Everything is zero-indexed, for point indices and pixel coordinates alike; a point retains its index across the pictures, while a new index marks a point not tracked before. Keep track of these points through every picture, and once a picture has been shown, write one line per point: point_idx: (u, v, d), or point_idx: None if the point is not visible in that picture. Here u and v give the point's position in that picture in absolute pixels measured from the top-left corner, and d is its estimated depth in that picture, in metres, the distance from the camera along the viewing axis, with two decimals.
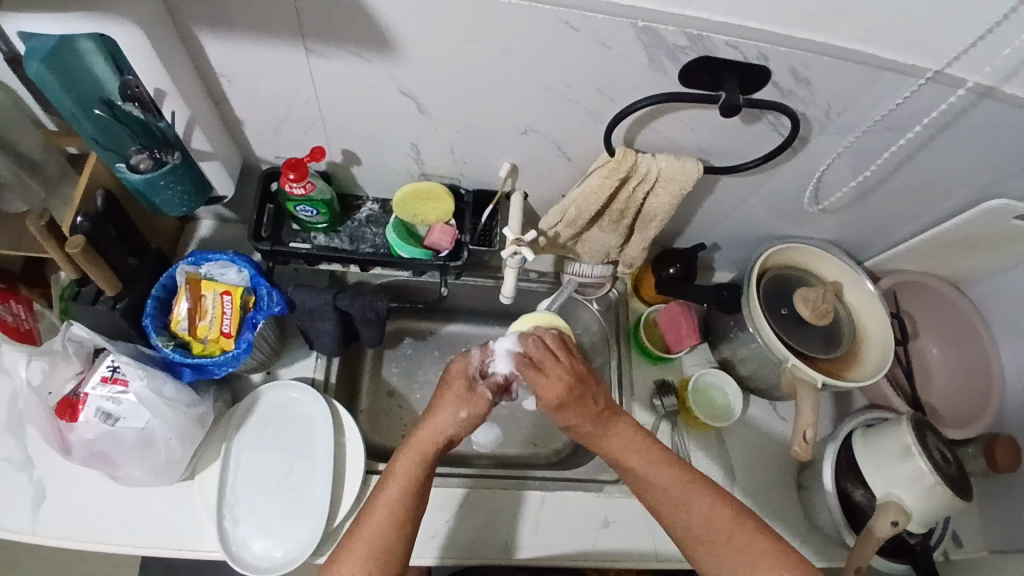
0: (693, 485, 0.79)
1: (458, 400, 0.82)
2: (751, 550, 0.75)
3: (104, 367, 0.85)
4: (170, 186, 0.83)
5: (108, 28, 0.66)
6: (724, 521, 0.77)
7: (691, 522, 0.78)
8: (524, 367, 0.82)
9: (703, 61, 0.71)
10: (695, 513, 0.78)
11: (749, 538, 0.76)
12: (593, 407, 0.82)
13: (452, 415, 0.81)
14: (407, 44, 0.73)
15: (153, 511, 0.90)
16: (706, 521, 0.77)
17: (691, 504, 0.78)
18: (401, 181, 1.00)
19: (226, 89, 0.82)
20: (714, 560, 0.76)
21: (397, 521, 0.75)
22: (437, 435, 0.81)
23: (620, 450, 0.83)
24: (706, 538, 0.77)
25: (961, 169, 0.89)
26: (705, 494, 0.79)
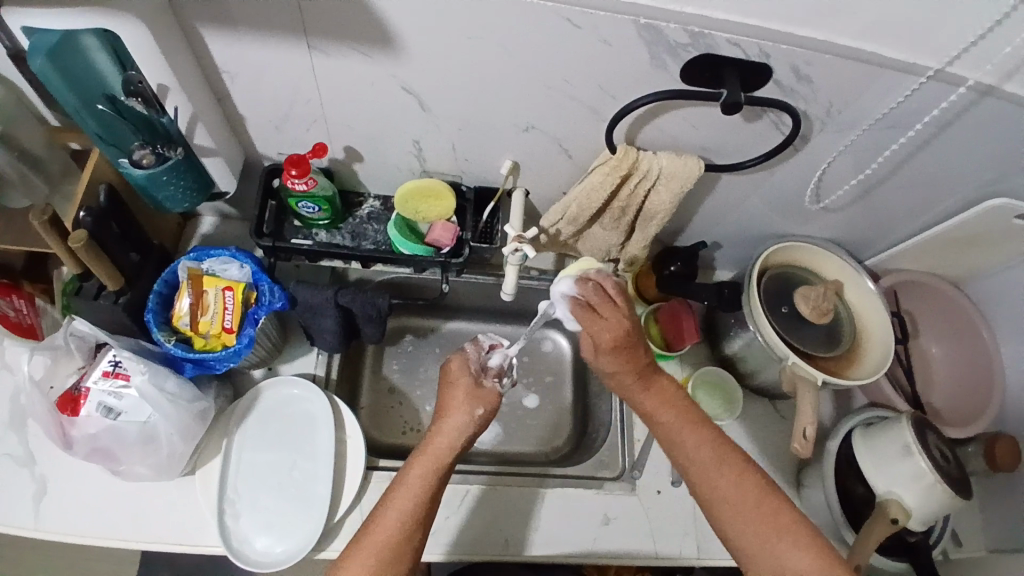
0: (726, 448, 0.80)
1: (469, 397, 0.83)
2: (783, 525, 0.75)
3: (105, 361, 0.85)
4: (173, 181, 0.84)
5: (112, 24, 0.66)
6: (757, 491, 0.77)
7: (723, 486, 0.78)
8: (579, 310, 0.81)
9: (705, 58, 0.72)
10: (726, 475, 0.78)
11: (777, 512, 0.75)
12: (641, 360, 0.83)
13: (468, 413, 0.81)
14: (409, 40, 0.73)
15: (155, 507, 0.91)
16: (737, 487, 0.77)
17: (723, 467, 0.78)
18: (402, 178, 1.01)
19: (228, 85, 0.82)
20: (743, 526, 0.76)
21: (420, 504, 0.76)
22: (455, 440, 0.80)
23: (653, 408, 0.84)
24: (738, 501, 0.76)
25: (961, 167, 0.89)
26: (737, 462, 0.79)
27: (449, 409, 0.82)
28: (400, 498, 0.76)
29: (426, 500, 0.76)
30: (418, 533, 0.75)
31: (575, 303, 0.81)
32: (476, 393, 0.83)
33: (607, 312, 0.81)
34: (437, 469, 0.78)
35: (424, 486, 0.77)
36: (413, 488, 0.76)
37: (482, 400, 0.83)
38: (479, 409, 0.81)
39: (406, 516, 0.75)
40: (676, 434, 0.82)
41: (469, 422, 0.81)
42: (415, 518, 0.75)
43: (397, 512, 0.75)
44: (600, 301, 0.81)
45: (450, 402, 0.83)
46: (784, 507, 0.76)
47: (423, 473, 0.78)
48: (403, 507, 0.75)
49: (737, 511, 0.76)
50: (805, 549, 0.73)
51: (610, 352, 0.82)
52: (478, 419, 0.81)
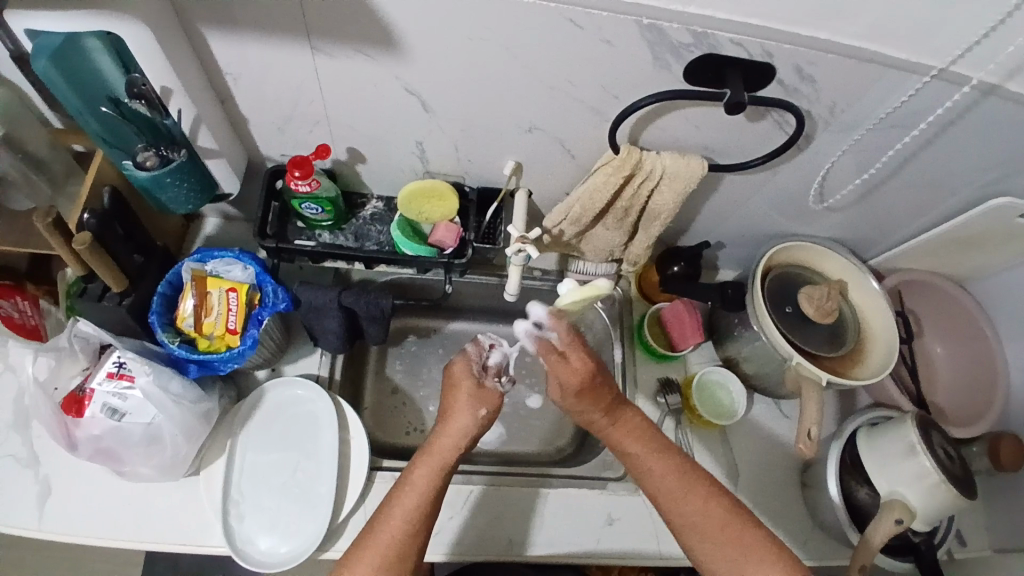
0: (688, 476, 0.81)
1: (472, 398, 0.83)
2: (750, 550, 0.76)
3: (110, 363, 0.86)
4: (176, 183, 0.84)
5: (116, 27, 0.66)
6: (723, 516, 0.78)
7: (687, 515, 0.78)
8: (546, 352, 0.83)
9: (708, 58, 0.71)
10: (690, 504, 0.79)
11: (745, 535, 0.77)
12: (606, 399, 0.84)
13: (472, 414, 0.82)
14: (412, 42, 0.73)
15: (159, 507, 0.91)
16: (701, 515, 0.78)
17: (690, 494, 0.79)
18: (406, 178, 1.01)
19: (231, 87, 0.82)
20: (710, 551, 0.77)
21: (426, 500, 0.77)
22: (460, 440, 0.81)
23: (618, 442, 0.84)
24: (704, 529, 0.78)
25: (966, 166, 0.89)
26: (705, 488, 0.80)
27: (453, 410, 0.83)
28: (407, 494, 0.77)
29: (432, 499, 0.78)
30: (424, 531, 0.77)
31: (545, 346, 0.83)
32: (479, 394, 0.83)
33: (572, 354, 0.82)
34: (441, 468, 0.79)
35: (429, 485, 0.78)
36: (420, 487, 0.77)
37: (485, 400, 0.83)
38: (482, 411, 0.82)
39: (411, 517, 0.76)
40: (642, 463, 0.82)
41: (474, 423, 0.81)
42: (421, 517, 0.76)
43: (401, 512, 0.76)
44: (566, 345, 0.83)
45: (453, 403, 0.83)
46: (751, 528, 0.77)
47: (427, 474, 0.78)
48: (409, 505, 0.76)
49: (705, 535, 0.77)
50: (773, 570, 0.74)
51: (576, 394, 0.83)
52: (481, 419, 0.82)
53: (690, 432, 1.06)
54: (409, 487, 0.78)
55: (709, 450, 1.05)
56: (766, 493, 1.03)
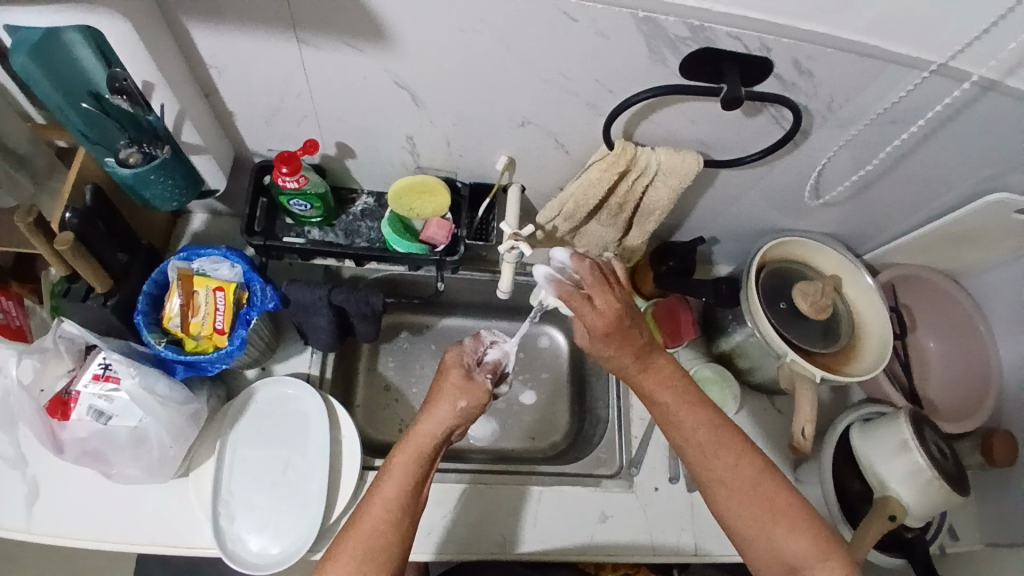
0: (720, 433, 0.79)
1: (457, 390, 0.80)
2: (778, 510, 0.76)
3: (96, 364, 0.84)
4: (161, 180, 0.81)
5: (94, 19, 0.64)
6: (752, 475, 0.77)
7: (717, 472, 0.78)
8: (567, 295, 0.78)
9: (704, 52, 0.70)
10: (722, 459, 0.78)
11: (775, 494, 0.76)
12: (637, 341, 0.80)
13: (451, 406, 0.78)
14: (402, 34, 0.71)
15: (147, 508, 0.90)
16: (731, 472, 0.77)
17: (719, 452, 0.78)
18: (396, 173, 0.99)
19: (216, 81, 0.80)
20: (739, 510, 0.77)
21: (406, 491, 0.75)
22: (437, 428, 0.78)
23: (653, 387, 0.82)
24: (734, 486, 0.77)
25: (963, 162, 0.88)
26: (736, 445, 0.78)
27: (437, 398, 0.80)
28: (387, 485, 0.75)
29: (410, 490, 0.75)
30: (406, 523, 0.75)
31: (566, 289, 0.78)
32: (463, 386, 0.80)
33: (597, 298, 0.78)
34: (421, 458, 0.77)
35: (408, 476, 0.75)
36: (398, 478, 0.75)
37: (470, 392, 0.80)
38: (462, 403, 0.79)
39: (390, 507, 0.74)
40: (675, 415, 0.81)
41: (453, 414, 0.78)
42: (400, 509, 0.75)
43: (381, 502, 0.74)
44: (596, 287, 0.79)
45: (438, 393, 0.80)
46: (785, 491, 0.77)
47: (405, 462, 0.76)
48: (388, 497, 0.74)
49: (734, 493, 0.77)
50: (799, 532, 0.75)
51: (605, 338, 0.79)
52: (462, 412, 0.79)
53: None
54: (388, 478, 0.75)
55: None
56: None
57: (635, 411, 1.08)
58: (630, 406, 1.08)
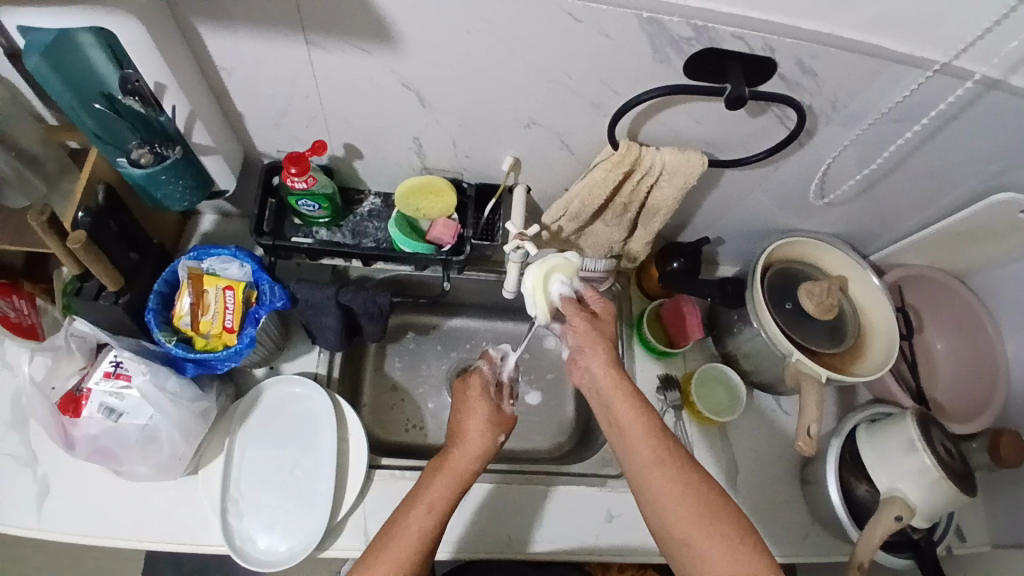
0: (664, 440, 0.76)
1: (490, 423, 0.84)
2: (722, 523, 0.72)
3: (107, 362, 0.86)
4: (171, 180, 0.82)
5: (106, 21, 0.65)
6: (692, 486, 0.73)
7: (659, 483, 0.74)
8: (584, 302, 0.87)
9: (708, 52, 0.71)
10: (665, 475, 0.74)
11: (720, 506, 0.72)
12: (608, 341, 0.83)
13: (487, 437, 0.83)
14: (408, 35, 0.72)
15: (156, 506, 0.90)
16: (674, 483, 0.74)
17: (662, 465, 0.75)
18: (403, 174, 1.00)
19: (226, 82, 0.81)
20: (680, 523, 0.72)
21: (436, 520, 0.76)
22: (473, 461, 0.81)
23: (604, 386, 0.80)
24: (674, 496, 0.73)
25: (968, 161, 0.88)
26: (679, 458, 0.75)
27: (467, 430, 0.84)
28: (420, 512, 0.76)
29: (444, 516, 0.77)
30: (431, 548, 0.76)
31: (571, 303, 0.85)
32: (496, 419, 0.85)
33: (596, 307, 0.86)
34: (457, 486, 0.79)
35: (444, 504, 0.77)
36: (432, 507, 0.77)
37: (501, 424, 0.85)
38: (502, 437, 0.84)
39: (425, 537, 0.75)
40: (620, 426, 0.79)
41: (490, 445, 0.83)
42: (431, 535, 0.75)
43: (416, 528, 0.75)
44: (599, 308, 0.86)
45: (468, 425, 0.84)
46: (730, 504, 0.73)
47: (444, 489, 0.78)
48: (423, 526, 0.75)
49: (676, 507, 0.73)
50: (753, 553, 0.70)
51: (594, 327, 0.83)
52: (498, 445, 0.84)
53: (690, 429, 1.06)
54: (422, 503, 0.77)
55: (708, 446, 1.05)
56: (765, 489, 1.03)
57: None
58: None
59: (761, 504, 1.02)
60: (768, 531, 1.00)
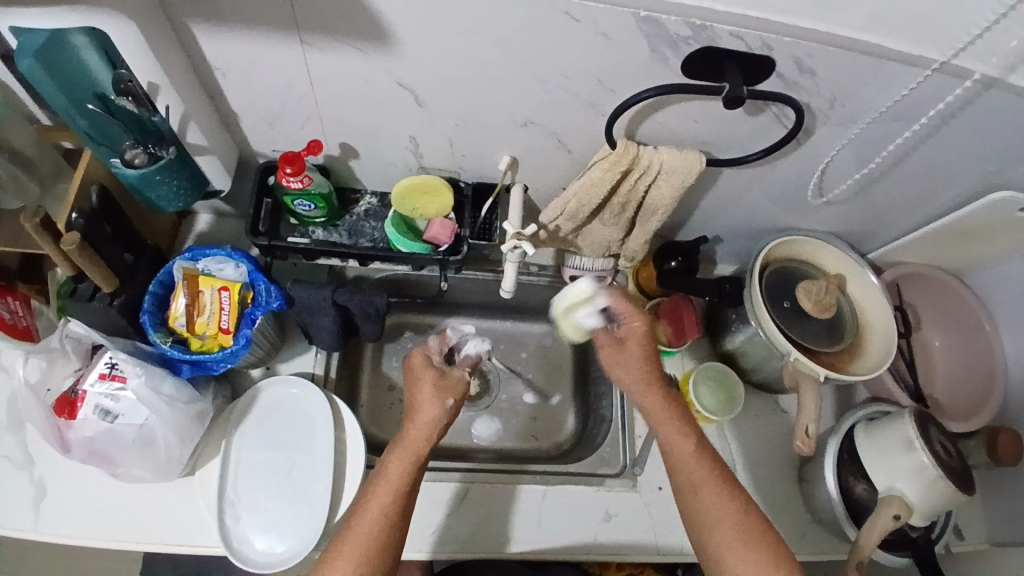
0: (708, 465, 0.82)
1: (437, 389, 0.84)
2: (755, 547, 0.76)
3: (103, 363, 0.85)
4: (166, 181, 0.82)
5: (99, 22, 0.65)
6: (732, 506, 0.79)
7: (702, 504, 0.80)
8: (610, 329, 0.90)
9: (705, 52, 0.70)
10: (706, 494, 0.80)
11: (754, 526, 0.78)
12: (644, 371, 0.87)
13: (438, 405, 0.83)
14: (404, 35, 0.71)
15: (153, 508, 0.90)
16: (713, 501, 0.79)
17: (704, 485, 0.80)
18: (399, 174, 0.99)
19: (221, 83, 0.81)
20: (718, 538, 0.78)
21: (400, 498, 0.77)
22: (430, 433, 0.82)
23: (652, 411, 0.86)
24: (715, 517, 0.79)
25: (966, 159, 0.88)
26: (719, 478, 0.81)
27: (418, 405, 0.83)
28: (381, 494, 0.77)
29: (405, 492, 0.78)
30: (399, 524, 0.77)
31: (601, 332, 0.91)
32: (443, 384, 0.84)
33: (626, 331, 0.89)
34: (417, 462, 0.80)
35: (403, 480, 0.78)
36: (394, 482, 0.78)
37: (450, 389, 0.85)
38: (450, 400, 0.83)
39: (386, 514, 0.76)
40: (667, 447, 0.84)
41: (442, 413, 0.82)
42: (395, 511, 0.77)
43: (376, 508, 0.76)
44: (630, 334, 0.89)
45: (418, 397, 0.84)
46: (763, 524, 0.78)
47: (403, 468, 0.79)
48: (382, 503, 0.77)
49: (714, 523, 0.78)
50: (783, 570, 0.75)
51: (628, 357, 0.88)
52: (450, 409, 0.83)
53: None
54: (383, 484, 0.78)
55: None
56: (762, 487, 1.03)
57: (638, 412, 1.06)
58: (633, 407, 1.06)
59: (761, 503, 1.02)
60: None
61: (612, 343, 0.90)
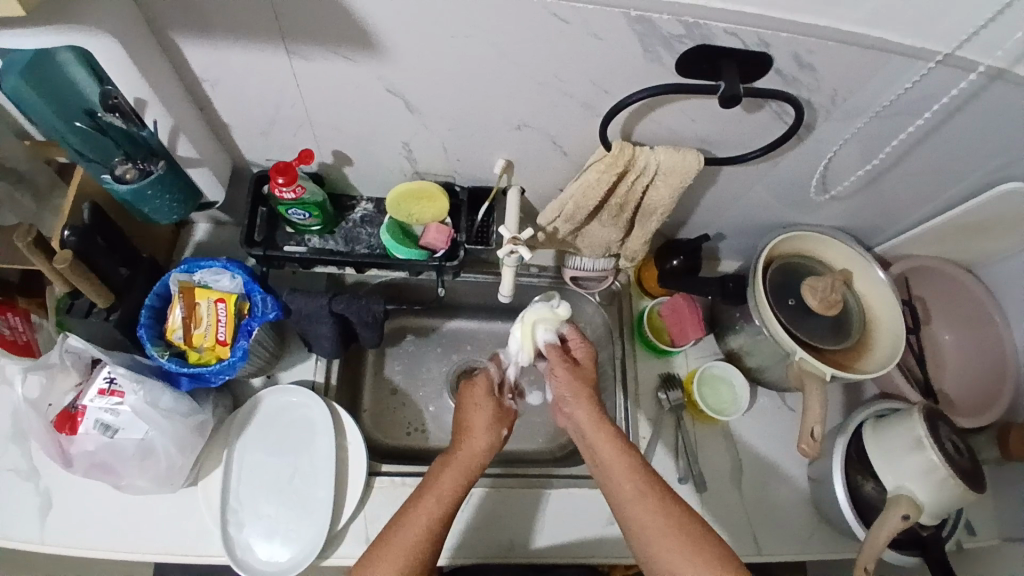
0: (646, 476, 0.79)
1: (494, 419, 0.86)
2: (703, 550, 0.74)
3: (102, 378, 0.86)
4: (159, 195, 0.82)
5: (81, 39, 0.64)
6: (676, 516, 0.76)
7: (643, 515, 0.77)
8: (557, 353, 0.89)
9: (700, 50, 0.68)
10: (649, 505, 0.77)
11: (700, 535, 0.75)
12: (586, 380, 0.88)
13: (494, 433, 0.85)
14: (391, 42, 0.70)
15: (156, 518, 0.91)
16: (655, 513, 0.77)
17: (646, 496, 0.78)
18: (395, 179, 0.98)
19: (210, 93, 0.80)
20: (664, 550, 0.75)
21: (443, 515, 0.78)
22: (478, 458, 0.83)
23: (589, 430, 0.84)
24: (655, 528, 0.76)
25: (974, 152, 0.85)
26: (660, 490, 0.78)
27: (472, 430, 0.85)
28: (429, 503, 0.78)
29: (452, 513, 0.78)
30: (437, 545, 0.77)
31: (555, 350, 0.89)
32: (500, 415, 0.87)
33: (579, 351, 0.90)
34: (464, 482, 0.80)
35: (451, 498, 0.78)
36: (442, 500, 0.78)
37: (503, 420, 0.88)
38: (506, 432, 0.86)
39: (432, 532, 0.76)
40: (607, 458, 0.81)
41: (494, 443, 0.85)
42: (438, 533, 0.77)
43: (424, 523, 0.76)
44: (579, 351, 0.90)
45: (472, 421, 0.86)
46: (705, 528, 0.76)
47: (452, 484, 0.79)
48: (431, 521, 0.76)
49: (659, 535, 0.75)
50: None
51: (573, 374, 0.87)
52: (504, 438, 0.86)
53: (693, 428, 1.04)
54: (430, 499, 0.78)
55: (712, 445, 1.04)
56: (768, 486, 1.02)
57: (642, 412, 1.05)
58: (637, 408, 1.05)
59: (768, 502, 1.01)
60: (772, 529, 0.99)
61: (563, 361, 0.88)
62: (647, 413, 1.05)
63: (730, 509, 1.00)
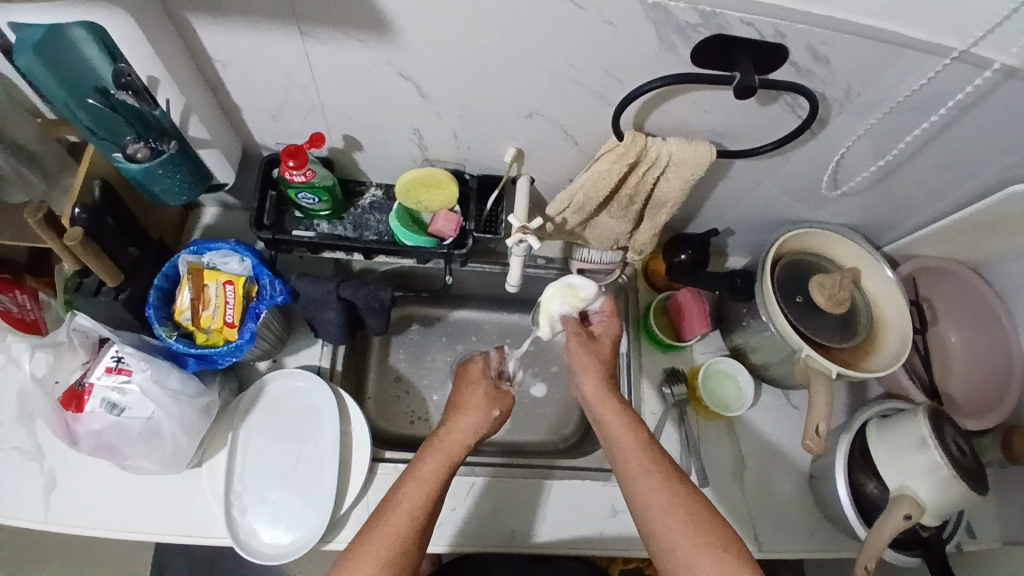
0: (653, 456, 0.78)
1: (487, 398, 0.86)
2: (706, 531, 0.74)
3: (109, 358, 0.86)
4: (170, 175, 0.82)
5: (95, 16, 0.64)
6: (681, 497, 0.76)
7: (648, 494, 0.76)
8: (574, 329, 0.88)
9: (715, 40, 0.68)
10: (655, 484, 0.77)
11: (704, 517, 0.75)
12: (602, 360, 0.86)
13: (486, 412, 0.84)
14: (404, 26, 0.70)
15: (159, 499, 0.91)
16: (660, 493, 0.76)
17: (652, 476, 0.77)
18: (404, 166, 0.98)
19: (222, 74, 0.80)
20: (668, 529, 0.74)
21: (430, 495, 0.77)
22: (469, 437, 0.82)
23: (600, 410, 0.83)
24: (659, 507, 0.75)
25: (986, 150, 0.84)
26: (666, 469, 0.78)
27: (464, 408, 0.85)
28: (411, 489, 0.78)
29: (439, 492, 0.78)
30: (426, 526, 0.77)
31: (573, 322, 0.89)
32: (494, 394, 0.87)
33: (599, 327, 0.89)
34: (450, 463, 0.80)
35: (437, 480, 0.78)
36: (429, 480, 0.78)
37: (498, 400, 0.87)
38: (496, 411, 0.85)
39: (418, 513, 0.76)
40: (614, 437, 0.81)
41: (486, 421, 0.84)
42: (423, 513, 0.77)
43: (409, 504, 0.76)
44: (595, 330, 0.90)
45: (466, 400, 0.85)
46: (706, 509, 0.75)
47: (437, 468, 0.79)
48: (417, 501, 0.77)
49: (663, 515, 0.75)
50: (745, 560, 0.72)
51: (585, 354, 0.86)
52: (495, 419, 0.84)
53: (696, 423, 1.04)
54: (417, 480, 0.78)
55: (714, 440, 1.04)
56: (770, 483, 1.02)
57: (646, 406, 1.05)
58: (640, 400, 1.05)
59: (769, 498, 1.01)
60: (774, 526, 0.99)
61: (580, 333, 0.88)
62: (651, 407, 1.05)
63: (732, 504, 1.00)
